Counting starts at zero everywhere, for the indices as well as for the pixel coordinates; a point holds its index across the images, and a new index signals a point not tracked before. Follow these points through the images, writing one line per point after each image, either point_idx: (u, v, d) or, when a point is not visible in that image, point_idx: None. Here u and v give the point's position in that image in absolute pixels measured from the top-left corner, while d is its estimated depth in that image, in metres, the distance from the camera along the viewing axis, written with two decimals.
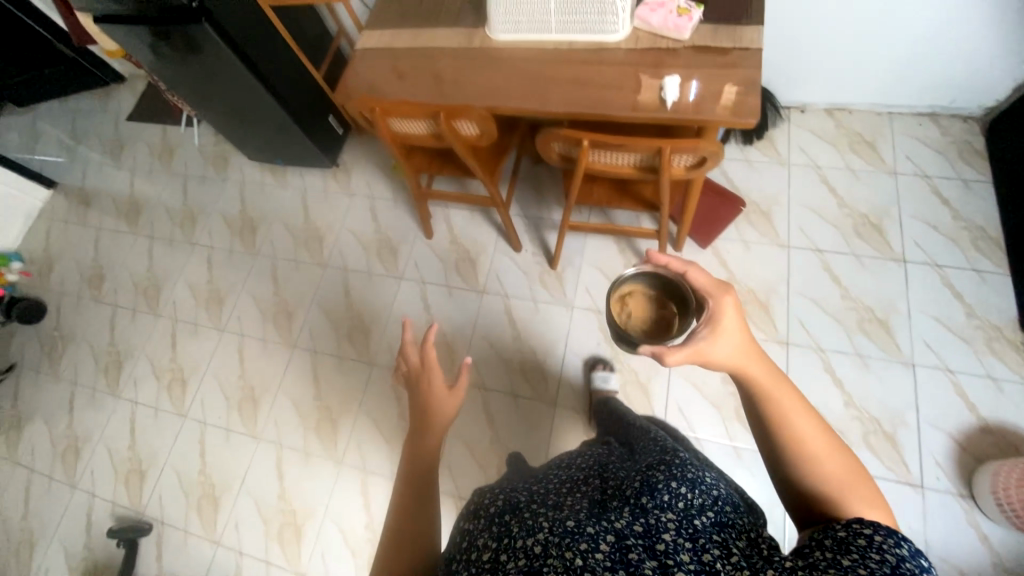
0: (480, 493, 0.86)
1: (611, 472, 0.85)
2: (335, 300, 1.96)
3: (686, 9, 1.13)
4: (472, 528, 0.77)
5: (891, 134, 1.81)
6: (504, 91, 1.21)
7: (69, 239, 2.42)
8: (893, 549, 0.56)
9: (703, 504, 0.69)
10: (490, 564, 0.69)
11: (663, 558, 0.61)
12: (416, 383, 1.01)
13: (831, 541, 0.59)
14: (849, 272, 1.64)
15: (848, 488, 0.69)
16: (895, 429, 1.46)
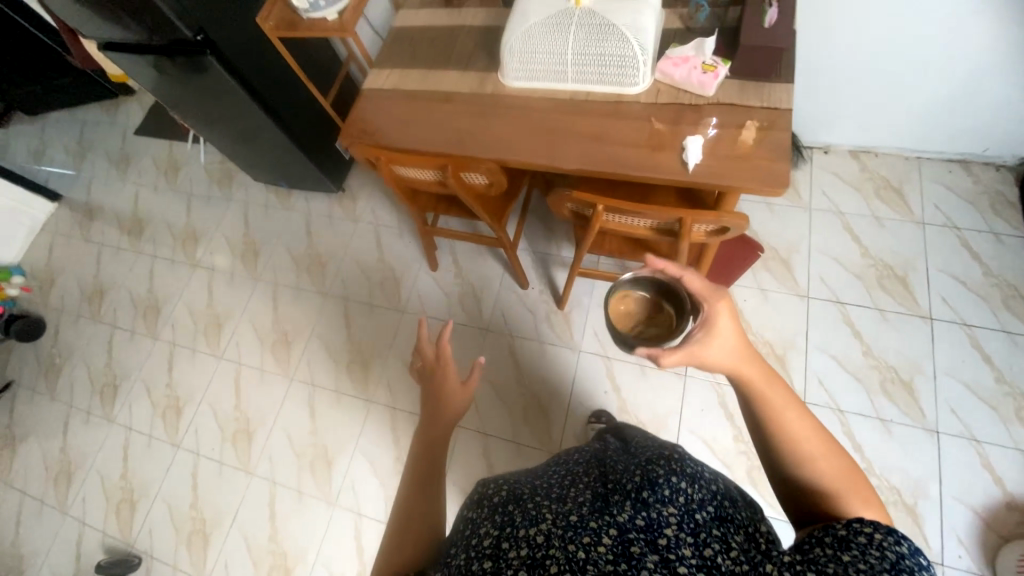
0: (484, 482, 0.82)
1: (610, 462, 0.78)
2: (335, 333, 1.92)
3: (712, 65, 1.06)
4: (475, 516, 0.73)
5: (919, 180, 1.73)
6: (516, 143, 1.16)
7: (72, 254, 2.40)
8: (893, 547, 0.52)
9: (702, 499, 0.65)
10: (490, 551, 0.64)
11: (665, 552, 0.57)
12: (432, 379, 1.03)
13: (831, 538, 0.56)
14: (870, 327, 1.57)
15: (843, 485, 0.66)
16: (917, 500, 1.39)
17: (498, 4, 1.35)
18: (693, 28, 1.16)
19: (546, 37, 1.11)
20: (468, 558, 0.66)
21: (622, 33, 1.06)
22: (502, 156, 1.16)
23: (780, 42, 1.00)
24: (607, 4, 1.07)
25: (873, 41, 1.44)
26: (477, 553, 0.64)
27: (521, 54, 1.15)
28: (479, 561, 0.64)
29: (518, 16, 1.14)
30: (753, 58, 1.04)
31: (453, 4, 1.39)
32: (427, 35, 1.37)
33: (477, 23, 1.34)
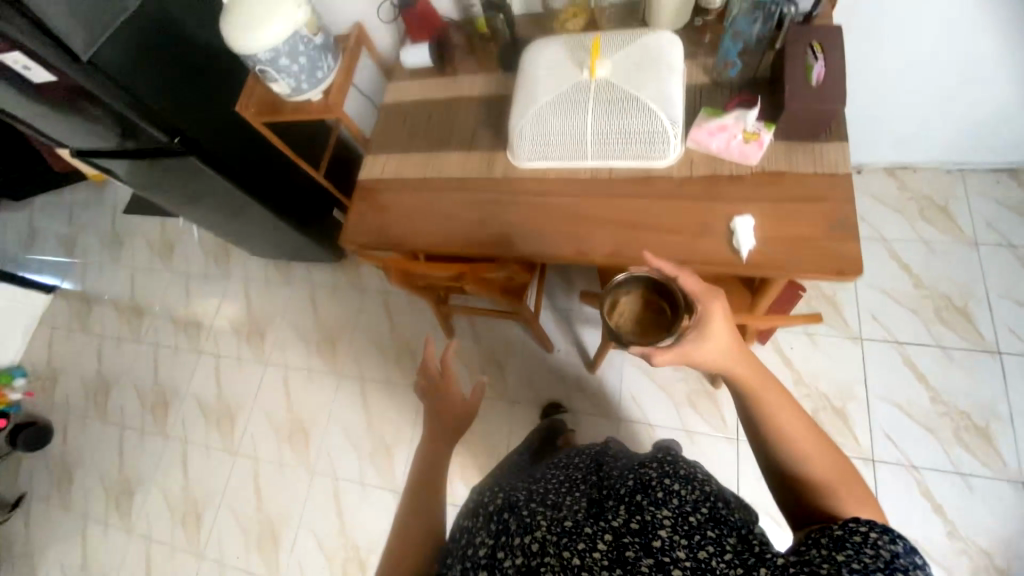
0: (481, 495, 0.89)
1: (609, 471, 0.84)
2: (353, 418, 1.81)
3: (754, 133, 0.94)
4: (472, 526, 0.80)
5: (966, 196, 1.59)
6: (539, 236, 1.04)
7: (72, 348, 2.30)
8: (887, 546, 0.56)
9: (697, 502, 0.68)
10: (487, 562, 0.70)
11: (660, 554, 0.60)
12: (437, 395, 0.95)
13: (827, 538, 0.59)
14: (934, 368, 1.43)
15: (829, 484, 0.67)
16: (1010, 563, 1.24)
17: (497, 71, 1.23)
18: (723, 83, 1.04)
19: (560, 115, 0.98)
20: (467, 567, 0.72)
21: (648, 107, 0.93)
22: (527, 247, 1.04)
23: (832, 103, 0.88)
24: (627, 76, 0.95)
25: (910, 60, 1.31)
26: (474, 563, 0.70)
27: (533, 135, 1.02)
28: (476, 571, 0.70)
29: (526, 95, 1.02)
30: (800, 121, 0.92)
31: (447, 73, 1.27)
32: (423, 111, 1.25)
33: (477, 94, 1.22)
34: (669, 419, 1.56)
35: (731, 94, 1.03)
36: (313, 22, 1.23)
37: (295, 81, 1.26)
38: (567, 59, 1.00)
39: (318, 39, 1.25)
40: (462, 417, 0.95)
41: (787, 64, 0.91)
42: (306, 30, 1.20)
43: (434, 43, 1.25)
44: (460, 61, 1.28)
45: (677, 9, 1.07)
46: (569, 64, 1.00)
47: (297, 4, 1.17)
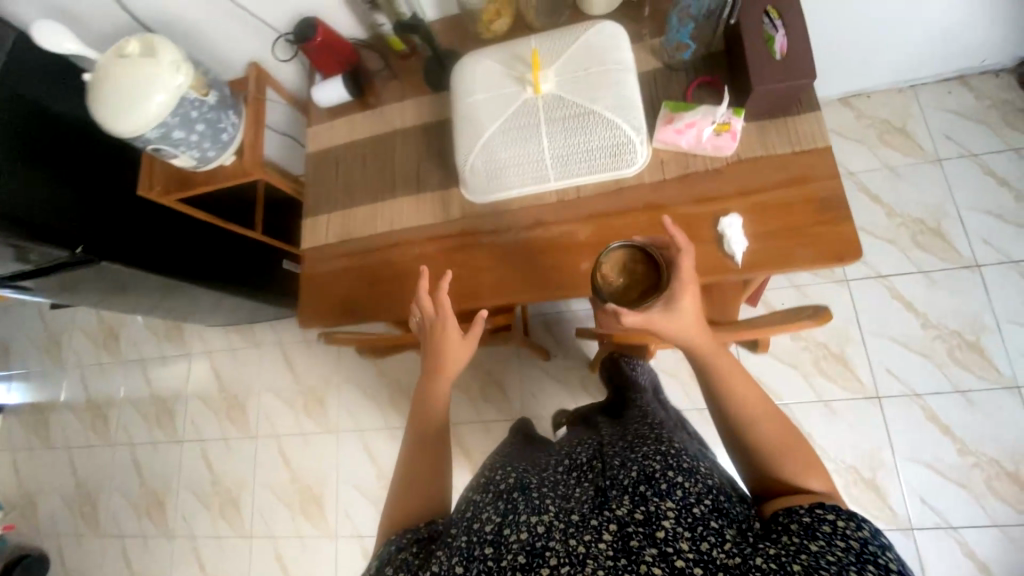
0: (486, 471, 0.80)
1: (609, 451, 0.76)
2: (363, 474, 1.74)
3: (724, 124, 0.86)
4: (477, 500, 0.71)
5: (922, 112, 1.56)
6: (517, 279, 0.96)
7: (39, 468, 2.11)
8: (855, 534, 0.54)
9: (701, 494, 0.62)
10: (491, 538, 0.63)
11: (663, 545, 0.56)
12: (433, 335, 0.87)
13: (797, 526, 0.57)
14: (920, 295, 1.45)
15: (782, 458, 0.67)
16: (1018, 466, 1.31)
17: (427, 92, 1.09)
18: (676, 66, 0.95)
19: (511, 143, 0.87)
20: (470, 541, 0.63)
21: (607, 118, 0.83)
22: (513, 291, 0.95)
23: (803, 77, 0.80)
24: (576, 87, 0.84)
25: None
26: (477, 539, 0.62)
27: (488, 172, 0.90)
28: (480, 548, 0.61)
29: (467, 128, 0.89)
30: (771, 100, 0.84)
31: (371, 105, 1.12)
32: (354, 155, 1.10)
33: (411, 124, 1.08)
34: (679, 402, 1.55)
35: (686, 79, 0.94)
36: (199, 82, 1.03)
37: (198, 151, 1.09)
38: (505, 77, 0.88)
39: (210, 99, 1.06)
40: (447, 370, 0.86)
41: (745, 39, 0.82)
42: (193, 95, 1.01)
43: (347, 75, 1.09)
44: (382, 88, 1.13)
45: None
46: (508, 83, 0.87)
47: (171, 68, 0.97)
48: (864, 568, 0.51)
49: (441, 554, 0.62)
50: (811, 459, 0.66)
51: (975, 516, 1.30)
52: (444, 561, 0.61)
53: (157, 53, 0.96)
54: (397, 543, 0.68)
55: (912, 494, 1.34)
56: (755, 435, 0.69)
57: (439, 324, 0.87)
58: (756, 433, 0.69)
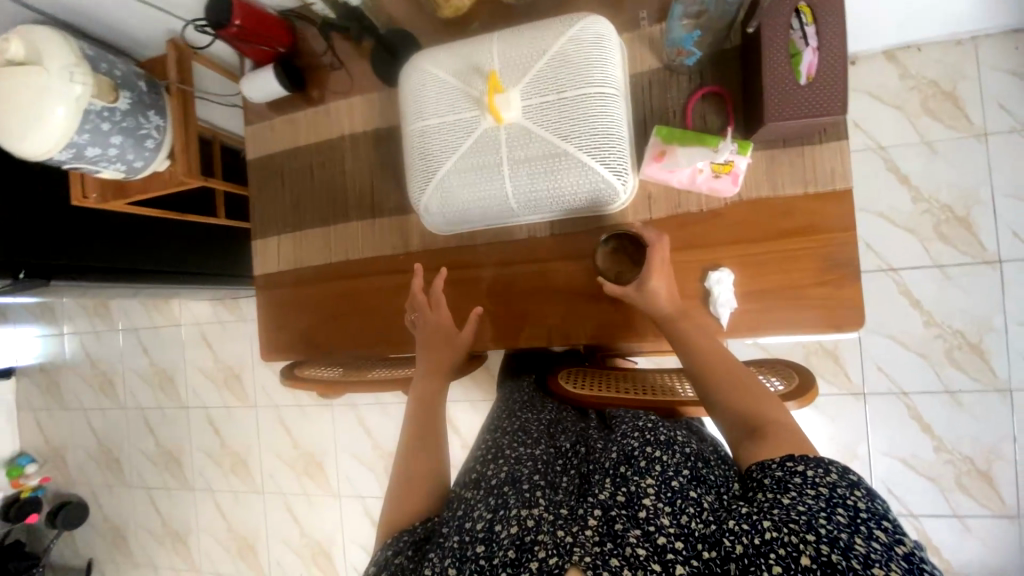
0: (475, 460, 0.73)
1: (594, 435, 0.73)
2: (357, 443, 1.82)
3: (725, 165, 0.73)
4: (467, 497, 0.65)
5: (978, 72, 1.31)
6: (497, 312, 0.88)
7: (61, 426, 2.25)
8: (825, 480, 0.52)
9: (679, 465, 0.59)
10: (483, 535, 0.58)
11: (646, 525, 0.54)
12: (424, 327, 0.83)
13: (769, 481, 0.54)
14: (931, 291, 1.35)
15: (741, 400, 0.64)
16: (991, 464, 1.33)
17: (379, 86, 0.91)
18: (677, 71, 0.76)
19: (475, 188, 0.73)
20: (462, 541, 0.59)
21: (579, 159, 0.69)
22: (493, 329, 0.88)
23: (829, 112, 0.64)
24: (546, 114, 0.68)
25: None
26: (470, 538, 0.58)
27: (445, 212, 0.78)
28: (473, 547, 0.58)
29: (423, 159, 0.75)
30: (787, 130, 0.69)
31: (316, 101, 0.95)
32: (301, 163, 0.96)
33: (361, 128, 0.93)
34: None
35: (689, 86, 0.76)
36: (104, 86, 0.88)
37: (123, 162, 0.96)
38: (458, 96, 0.71)
39: (122, 104, 0.91)
40: (450, 347, 0.82)
41: (765, 55, 0.64)
42: (100, 104, 0.87)
43: (280, 67, 0.90)
44: (327, 79, 0.94)
45: None
46: (464, 104, 0.71)
47: (64, 76, 0.81)
48: (833, 513, 0.49)
49: (434, 556, 0.59)
50: (768, 396, 0.64)
51: (938, 507, 1.36)
52: (437, 563, 0.58)
53: (42, 58, 0.80)
54: (393, 546, 0.63)
55: (880, 485, 1.39)
56: (718, 387, 0.66)
57: (431, 319, 0.83)
58: (716, 381, 0.66)
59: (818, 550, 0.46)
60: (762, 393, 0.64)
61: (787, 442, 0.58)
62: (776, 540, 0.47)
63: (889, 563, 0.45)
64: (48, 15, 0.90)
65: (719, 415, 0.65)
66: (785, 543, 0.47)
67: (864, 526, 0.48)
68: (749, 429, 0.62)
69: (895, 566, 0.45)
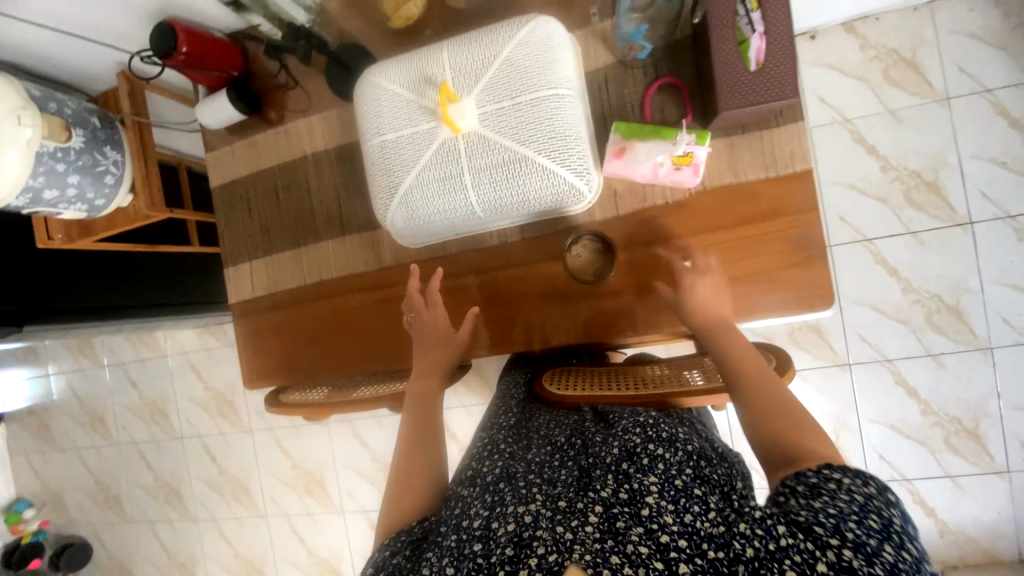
0: (474, 457, 0.73)
1: (591, 428, 0.70)
2: (356, 458, 1.81)
3: (685, 156, 0.73)
4: (466, 495, 0.65)
5: (936, 37, 1.32)
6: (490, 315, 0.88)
7: (57, 468, 2.22)
8: (861, 489, 0.52)
9: (682, 463, 0.58)
10: (480, 532, 0.57)
11: (649, 522, 0.53)
12: (420, 327, 0.83)
13: (803, 487, 0.54)
14: (907, 258, 1.37)
15: (784, 428, 0.61)
16: (977, 423, 1.36)
17: (337, 102, 0.90)
18: (632, 65, 0.76)
19: (443, 197, 0.72)
20: (460, 539, 0.58)
21: (540, 164, 0.68)
22: (482, 331, 0.88)
23: (780, 97, 0.65)
24: (502, 119, 0.68)
25: None
26: (466, 536, 0.58)
27: (411, 226, 0.77)
28: (470, 544, 0.57)
29: (389, 173, 0.74)
30: (744, 117, 0.69)
31: (275, 122, 0.94)
32: (265, 188, 0.95)
33: (323, 147, 0.91)
34: None
35: (644, 79, 0.76)
36: (55, 126, 0.86)
37: (83, 202, 0.95)
38: (411, 109, 0.71)
39: (75, 142, 0.90)
40: (448, 347, 0.82)
41: (714, 44, 0.64)
42: (52, 145, 0.86)
43: (233, 92, 0.89)
44: (284, 99, 0.93)
45: None
46: (418, 117, 0.70)
47: (10, 119, 0.79)
48: (865, 519, 0.49)
49: (431, 555, 0.58)
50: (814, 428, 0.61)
51: (930, 469, 1.39)
52: (435, 562, 0.57)
53: None
54: (390, 548, 0.63)
55: (872, 453, 1.41)
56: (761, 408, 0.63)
57: (428, 320, 0.82)
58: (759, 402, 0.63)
59: (838, 556, 0.47)
60: (808, 426, 0.61)
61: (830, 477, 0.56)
62: (793, 547, 0.48)
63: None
64: None
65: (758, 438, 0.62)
66: (801, 549, 0.47)
67: (894, 535, 0.48)
68: (788, 459, 0.59)
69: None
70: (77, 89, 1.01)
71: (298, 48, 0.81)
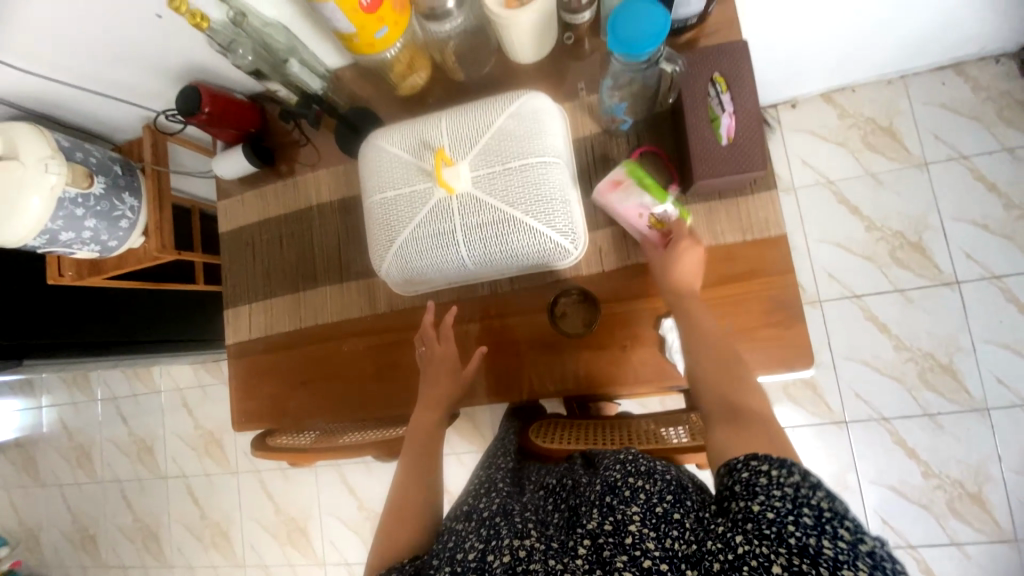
0: (472, 492, 0.71)
1: (579, 469, 0.70)
2: (342, 505, 1.75)
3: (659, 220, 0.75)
4: (460, 529, 0.64)
5: (910, 108, 1.41)
6: (499, 349, 0.88)
7: (35, 505, 2.16)
8: (790, 480, 0.50)
9: (663, 491, 0.57)
10: (477, 566, 0.57)
11: (632, 549, 0.53)
12: (427, 360, 0.83)
13: (739, 487, 0.52)
14: (896, 315, 1.39)
15: (724, 389, 0.64)
16: (981, 486, 1.32)
17: (344, 158, 0.96)
18: (615, 134, 0.82)
19: (439, 250, 0.76)
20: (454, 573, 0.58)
21: (528, 224, 0.73)
22: (489, 370, 0.88)
23: (751, 167, 0.70)
24: (493, 183, 0.73)
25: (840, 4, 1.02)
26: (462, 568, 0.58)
27: (406, 275, 0.81)
28: None
29: (388, 226, 0.78)
30: (718, 186, 0.75)
31: (284, 175, 1.00)
32: (271, 235, 1.00)
33: (327, 199, 0.97)
34: None
35: (627, 147, 0.82)
36: (78, 174, 0.92)
37: (97, 242, 1.00)
38: (413, 170, 0.76)
39: (96, 189, 0.95)
40: (454, 380, 0.82)
41: (688, 118, 0.71)
42: (74, 190, 0.91)
43: (248, 146, 0.96)
44: (295, 155, 0.99)
45: (536, 34, 0.77)
46: (417, 177, 0.76)
47: (40, 167, 0.86)
48: (800, 514, 0.47)
49: None
50: (753, 390, 0.64)
51: (935, 536, 1.33)
52: None
53: (19, 153, 0.85)
54: None
55: (875, 517, 1.36)
56: (705, 364, 0.67)
57: (440, 353, 0.82)
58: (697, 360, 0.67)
59: (789, 560, 0.45)
60: (747, 388, 0.64)
61: (761, 438, 0.57)
62: (748, 553, 0.47)
63: (854, 563, 0.44)
64: (28, 110, 0.95)
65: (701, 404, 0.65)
66: (756, 554, 0.47)
67: (828, 526, 0.46)
68: (728, 416, 0.61)
69: (860, 566, 0.44)
70: (105, 139, 1.09)
71: (309, 113, 0.91)
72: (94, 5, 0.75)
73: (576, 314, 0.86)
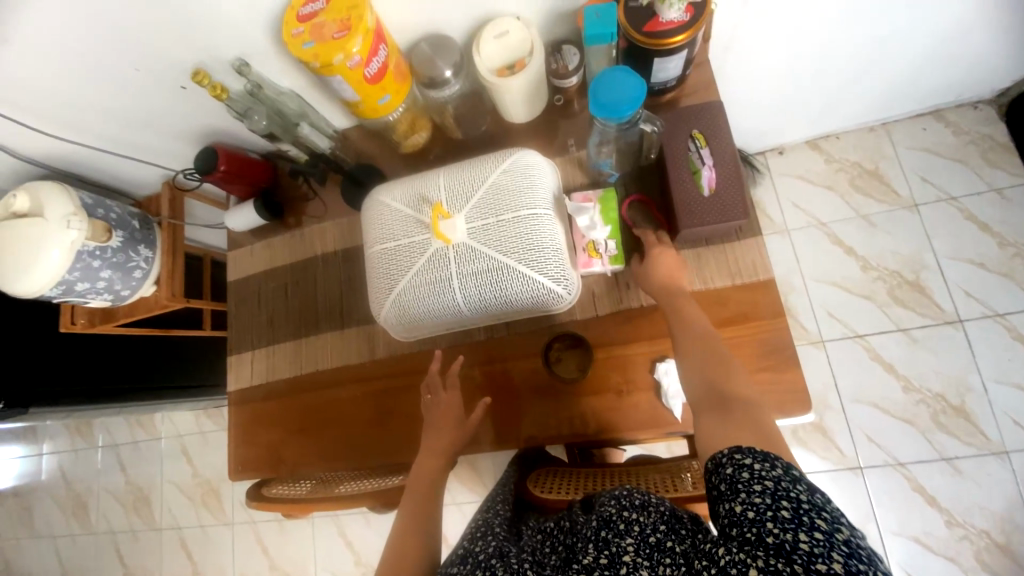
0: (472, 533, 0.70)
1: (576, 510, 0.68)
2: (340, 561, 1.68)
3: (597, 251, 0.82)
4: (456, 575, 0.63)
5: (895, 153, 1.46)
6: (501, 394, 0.88)
7: (28, 558, 2.09)
8: (770, 474, 0.49)
9: (656, 522, 0.56)
10: None
11: None
12: (431, 410, 0.83)
13: (723, 486, 0.51)
14: (902, 355, 1.37)
15: (712, 376, 0.65)
16: (1009, 537, 1.25)
17: (350, 211, 1.01)
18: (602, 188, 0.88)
19: (438, 298, 0.78)
20: None
21: (523, 272, 0.75)
22: (491, 418, 0.88)
23: (732, 217, 0.73)
24: (488, 234, 0.76)
25: (817, 62, 1.09)
26: None
27: (406, 322, 0.83)
28: None
29: (389, 274, 0.81)
30: (704, 233, 0.77)
31: (292, 227, 1.05)
32: (278, 283, 1.04)
33: (332, 248, 1.01)
34: None
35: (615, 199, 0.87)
36: (98, 228, 0.97)
37: (110, 292, 1.05)
38: (413, 222, 0.80)
39: (114, 242, 1.00)
40: (459, 429, 0.82)
41: (670, 172, 0.75)
42: (93, 244, 0.96)
43: (259, 202, 1.01)
44: (304, 208, 1.05)
45: (527, 99, 0.83)
46: (416, 229, 0.79)
47: (62, 223, 0.91)
48: (777, 509, 0.46)
49: None
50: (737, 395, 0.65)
51: None
52: None
53: (43, 210, 0.91)
54: None
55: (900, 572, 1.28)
56: (684, 376, 0.67)
57: (445, 401, 0.83)
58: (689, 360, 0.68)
59: (767, 560, 0.44)
60: (733, 375, 0.64)
61: (744, 431, 0.57)
62: (729, 562, 0.46)
63: (830, 556, 0.43)
64: (58, 170, 1.03)
65: (688, 390, 0.66)
66: (735, 559, 0.46)
67: (805, 518, 0.45)
68: (716, 403, 0.62)
69: (836, 558, 0.43)
70: (126, 195, 1.16)
71: (316, 171, 0.98)
72: (125, 81, 0.83)
73: (574, 361, 0.87)
